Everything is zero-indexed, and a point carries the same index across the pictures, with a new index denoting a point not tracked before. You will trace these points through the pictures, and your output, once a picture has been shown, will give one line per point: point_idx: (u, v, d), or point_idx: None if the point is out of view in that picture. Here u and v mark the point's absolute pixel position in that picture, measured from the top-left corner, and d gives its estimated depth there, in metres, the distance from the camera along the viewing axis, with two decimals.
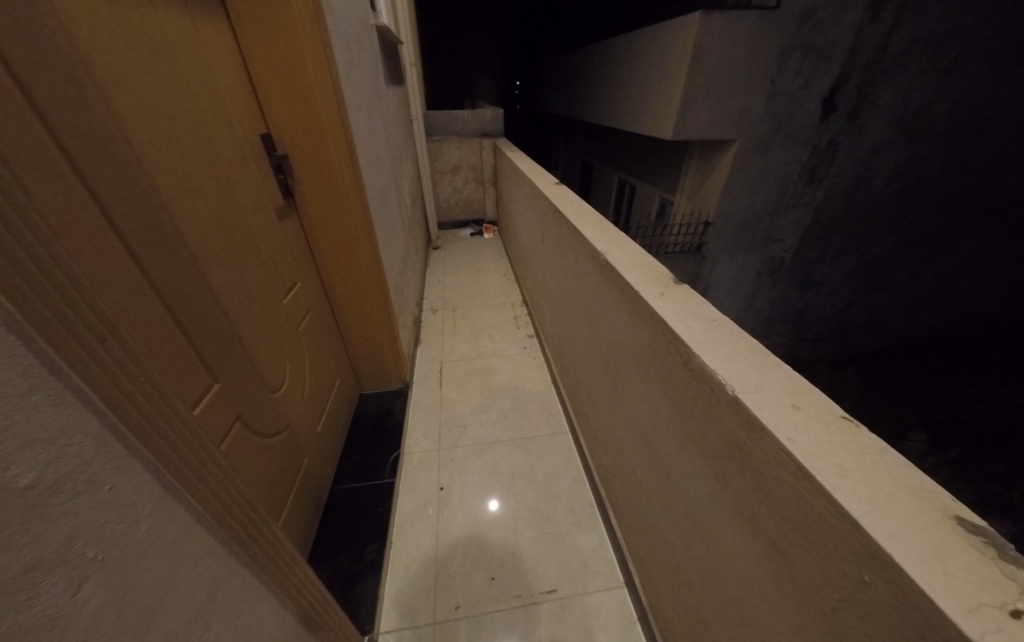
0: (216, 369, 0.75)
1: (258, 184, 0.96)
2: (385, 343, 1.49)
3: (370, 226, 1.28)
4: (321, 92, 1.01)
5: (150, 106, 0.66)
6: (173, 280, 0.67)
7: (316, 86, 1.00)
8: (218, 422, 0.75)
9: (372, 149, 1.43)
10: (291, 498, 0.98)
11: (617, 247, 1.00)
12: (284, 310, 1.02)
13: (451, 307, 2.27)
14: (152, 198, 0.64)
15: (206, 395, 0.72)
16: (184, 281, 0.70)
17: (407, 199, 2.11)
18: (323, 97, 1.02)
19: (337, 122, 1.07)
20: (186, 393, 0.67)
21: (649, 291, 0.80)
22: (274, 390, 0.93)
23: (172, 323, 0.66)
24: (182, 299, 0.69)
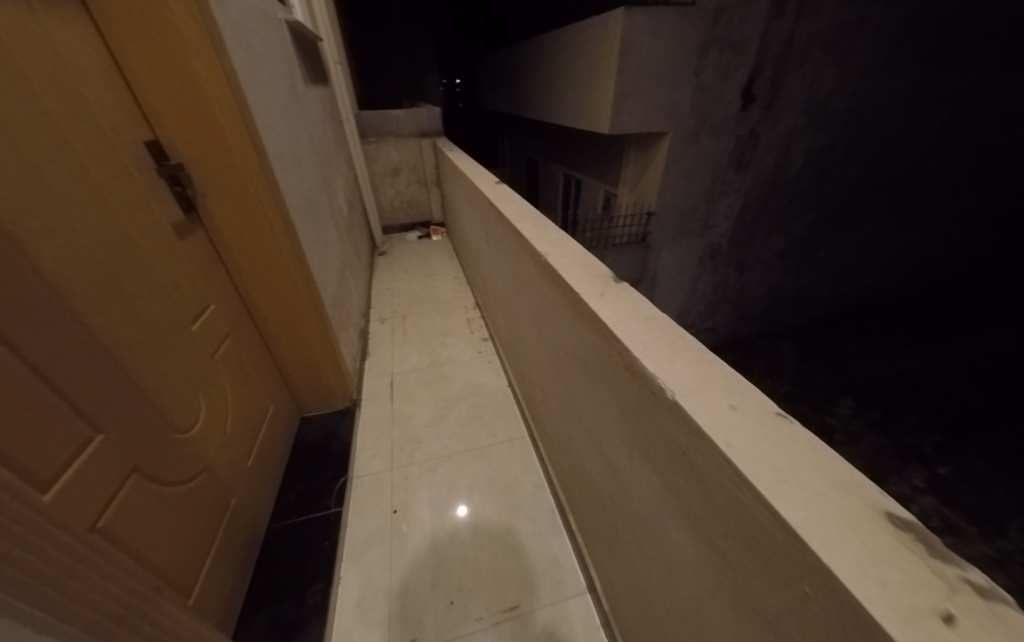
0: (100, 422, 0.63)
1: (147, 199, 0.82)
2: (325, 362, 1.37)
3: (296, 239, 1.16)
4: (217, 91, 0.89)
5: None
6: (25, 323, 0.54)
7: (211, 85, 0.88)
8: (106, 484, 0.62)
9: (292, 153, 1.30)
10: (212, 554, 0.85)
11: (558, 247, 0.98)
12: (194, 340, 0.89)
13: (400, 315, 2.15)
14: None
15: (83, 453, 0.59)
16: (44, 322, 0.57)
17: (342, 205, 1.97)
18: (220, 97, 0.89)
19: (240, 125, 0.94)
20: (55, 458, 0.55)
21: (589, 292, 0.78)
22: (183, 433, 0.80)
23: (31, 376, 0.54)
24: (39, 344, 0.56)
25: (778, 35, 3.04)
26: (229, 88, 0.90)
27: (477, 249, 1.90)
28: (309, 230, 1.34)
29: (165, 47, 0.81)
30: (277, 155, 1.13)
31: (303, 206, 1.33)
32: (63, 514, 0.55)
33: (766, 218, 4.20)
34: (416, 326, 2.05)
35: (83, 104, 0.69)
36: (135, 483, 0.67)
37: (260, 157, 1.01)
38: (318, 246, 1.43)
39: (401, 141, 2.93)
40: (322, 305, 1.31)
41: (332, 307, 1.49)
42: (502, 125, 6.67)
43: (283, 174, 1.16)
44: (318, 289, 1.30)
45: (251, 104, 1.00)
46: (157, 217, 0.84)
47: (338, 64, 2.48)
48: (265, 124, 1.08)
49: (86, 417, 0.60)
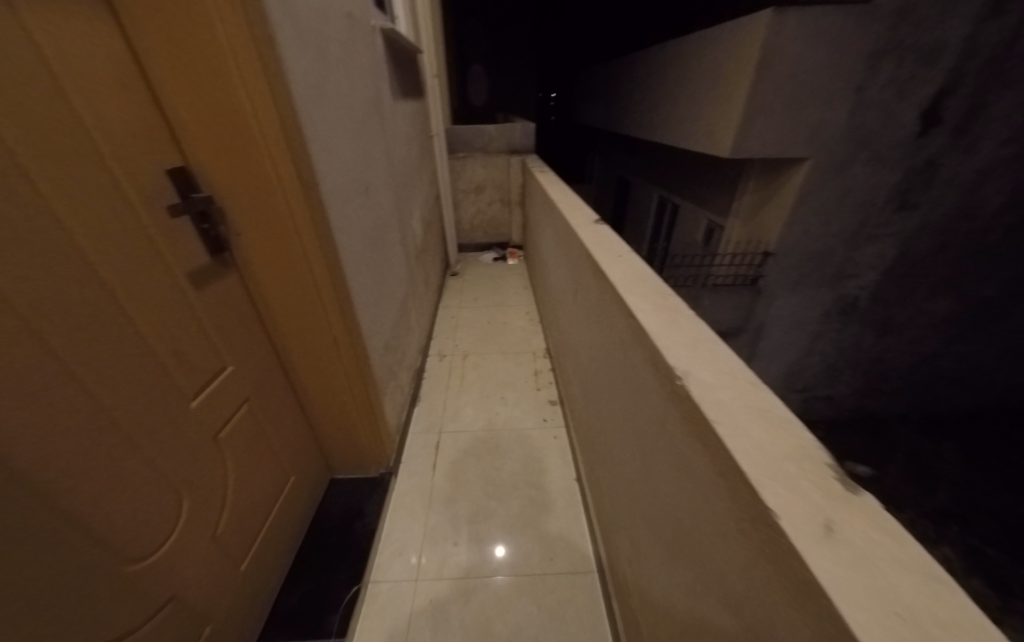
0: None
1: (154, 250, 0.65)
2: (361, 422, 1.15)
3: (344, 283, 0.96)
4: (256, 108, 0.69)
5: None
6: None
7: (250, 102, 0.68)
8: None
9: (361, 179, 1.10)
10: None
11: (707, 359, 0.58)
12: (185, 420, 0.71)
13: (462, 352, 1.89)
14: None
15: None
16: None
17: (417, 228, 1.79)
18: (261, 118, 0.70)
19: (286, 152, 0.74)
20: None
21: (807, 519, 0.36)
22: (138, 558, 0.61)
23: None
24: None
25: (990, 41, 2.22)
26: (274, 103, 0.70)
27: (558, 292, 1.57)
28: (367, 266, 1.14)
29: (198, 57, 0.64)
30: (334, 184, 0.93)
31: (366, 239, 1.13)
32: None
33: (933, 273, 3.19)
34: (474, 369, 1.77)
35: (74, 130, 0.53)
36: None
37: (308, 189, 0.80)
38: (377, 283, 1.22)
39: (488, 159, 2.73)
40: (366, 359, 1.09)
41: (386, 355, 1.27)
42: (596, 142, 6.31)
43: (340, 205, 0.96)
44: (365, 338, 1.09)
45: (305, 124, 0.79)
46: (167, 266, 0.67)
47: (436, 78, 2.35)
48: (323, 148, 0.87)
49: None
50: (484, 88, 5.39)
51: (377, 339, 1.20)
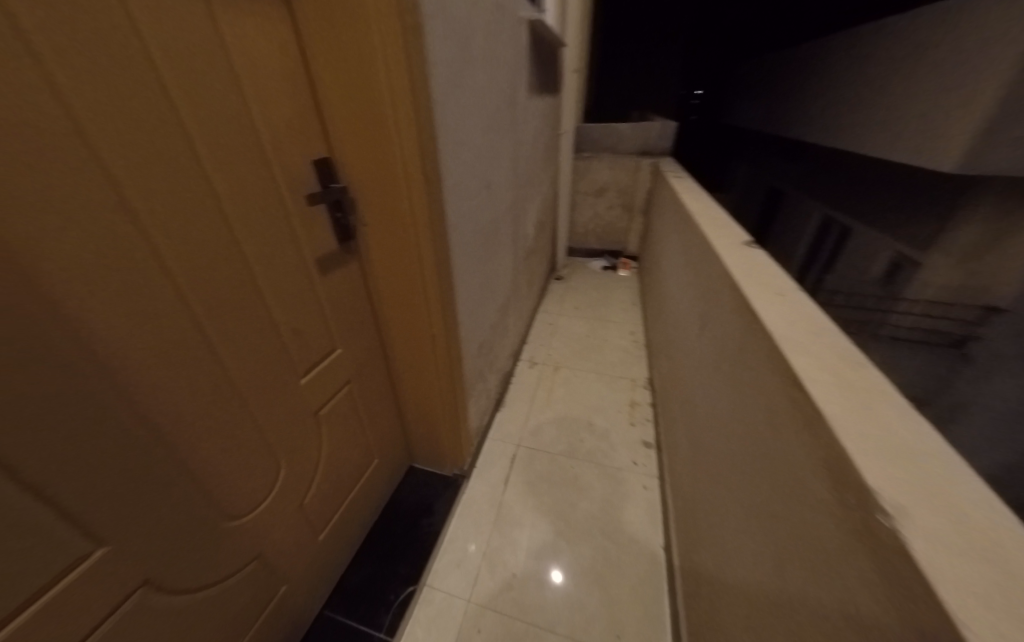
0: (117, 524, 0.49)
1: (292, 235, 0.69)
2: (443, 420, 1.14)
3: (449, 282, 0.93)
4: (394, 98, 0.67)
5: (49, 114, 0.38)
6: (24, 403, 0.39)
7: (389, 92, 0.67)
8: (101, 609, 0.49)
9: (483, 176, 1.07)
10: None
11: (944, 495, 0.37)
12: (294, 394, 0.75)
13: (553, 363, 1.76)
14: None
15: (71, 576, 0.45)
16: (59, 397, 0.42)
17: (531, 229, 1.73)
18: (398, 108, 0.68)
19: (416, 144, 0.71)
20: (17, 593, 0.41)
21: None
22: (238, 514, 0.66)
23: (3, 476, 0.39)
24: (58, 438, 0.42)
25: None
26: (412, 92, 0.67)
27: (677, 319, 1.33)
28: (474, 266, 1.10)
29: (350, 46, 0.64)
30: (456, 181, 0.89)
31: (478, 239, 1.09)
32: None
33: None
34: (564, 385, 1.63)
35: (240, 116, 0.56)
36: (141, 595, 0.53)
37: (431, 183, 0.77)
38: (482, 283, 1.19)
39: (616, 159, 2.53)
40: (459, 360, 1.07)
41: (479, 358, 1.24)
42: (744, 147, 5.47)
43: (459, 202, 0.92)
44: (460, 339, 1.06)
45: (438, 117, 0.76)
46: (299, 250, 0.71)
47: (575, 74, 2.25)
48: (451, 143, 0.84)
49: (87, 519, 0.46)
50: (622, 85, 5.10)
51: (472, 341, 1.17)
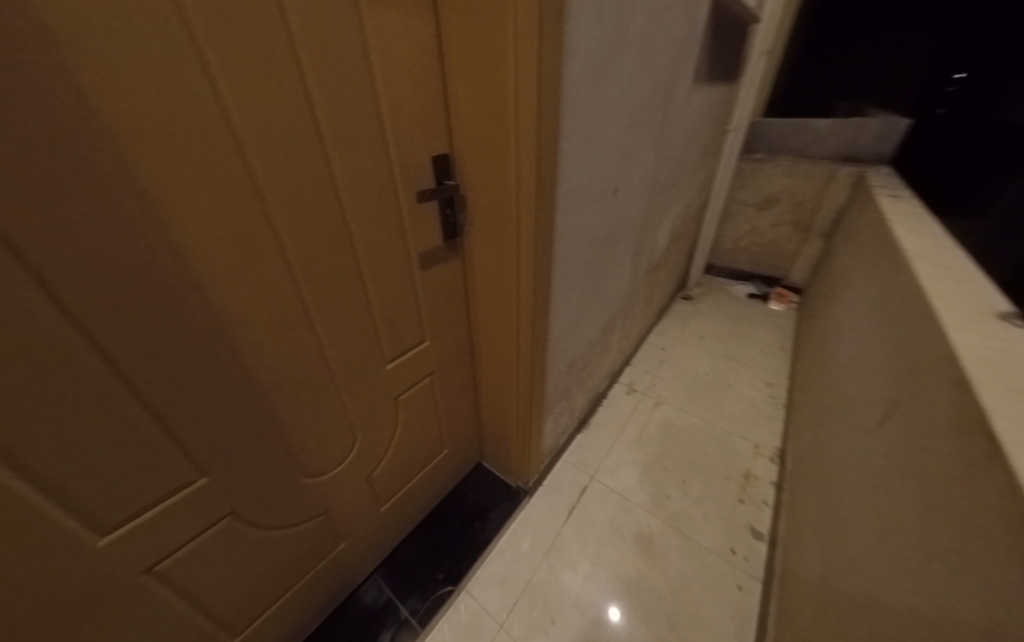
0: (214, 461, 0.57)
1: (397, 226, 0.69)
2: (516, 432, 1.08)
3: (545, 294, 0.84)
4: (516, 88, 0.59)
5: (197, 106, 0.42)
6: (154, 351, 0.47)
7: (512, 81, 0.59)
8: (195, 525, 0.58)
9: (612, 179, 0.92)
10: (295, 589, 0.80)
11: None
12: (378, 376, 0.78)
13: (652, 399, 1.51)
14: (149, 243, 0.43)
15: (177, 492, 0.55)
16: (180, 351, 0.49)
17: (665, 239, 1.49)
18: (519, 100, 0.60)
19: (532, 141, 0.62)
20: (137, 498, 0.50)
21: None
22: (312, 473, 0.73)
23: (131, 407, 0.47)
24: (179, 383, 0.50)
25: None
26: (537, 81, 0.57)
27: (845, 393, 0.96)
28: (582, 278, 0.98)
29: (481, 29, 0.58)
30: (576, 185, 0.78)
31: (593, 248, 0.96)
32: (128, 548, 0.52)
33: None
34: (663, 426, 1.39)
35: (364, 107, 0.57)
36: (226, 520, 0.62)
37: (542, 186, 0.67)
38: (587, 298, 1.06)
39: (800, 163, 2.01)
40: (543, 375, 0.99)
41: (567, 377, 1.13)
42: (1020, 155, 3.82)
43: (576, 208, 0.81)
44: (547, 356, 0.97)
45: (565, 110, 0.65)
46: (404, 243, 0.72)
47: (767, 54, 1.82)
48: (577, 141, 0.73)
49: (190, 453, 0.54)
50: None
51: (563, 359, 1.06)
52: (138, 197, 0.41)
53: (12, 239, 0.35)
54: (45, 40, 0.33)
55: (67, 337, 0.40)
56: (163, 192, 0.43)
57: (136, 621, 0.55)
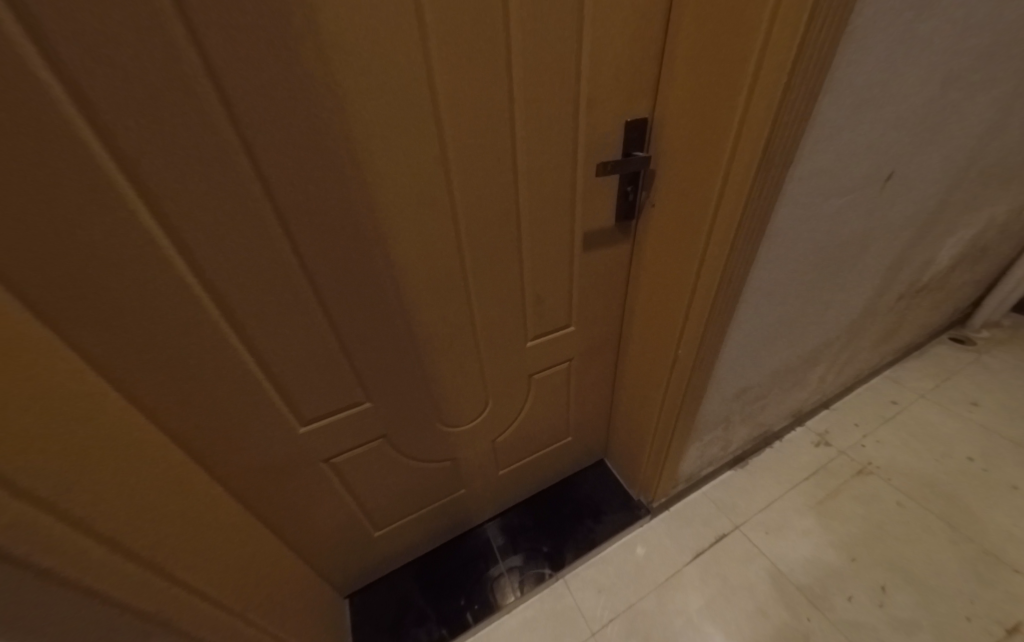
0: (375, 393, 0.66)
1: (567, 202, 0.62)
2: (648, 448, 0.95)
3: (729, 307, 0.65)
4: (772, 22, 0.41)
5: (408, 72, 0.42)
6: (350, 299, 0.54)
7: (770, 13, 0.41)
8: (356, 437, 0.70)
9: (887, 162, 0.62)
10: (420, 512, 0.92)
11: None
12: (519, 354, 0.77)
13: (869, 461, 1.10)
14: (354, 208, 0.48)
15: (346, 409, 0.66)
16: (368, 303, 0.56)
17: (956, 247, 0.97)
18: (770, 38, 0.42)
19: (770, 105, 0.44)
20: (321, 404, 0.63)
21: None
22: (447, 425, 0.79)
23: (330, 340, 0.57)
24: (357, 327, 0.57)
25: None
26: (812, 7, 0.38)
27: None
28: (791, 292, 0.73)
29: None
30: (820, 170, 0.55)
31: (824, 253, 0.69)
32: (311, 440, 0.65)
33: None
34: (865, 506, 1.00)
35: (565, 64, 0.49)
36: (377, 441, 0.73)
37: (765, 168, 0.49)
38: (787, 320, 0.80)
39: None
40: (701, 396, 0.81)
41: (730, 409, 0.91)
42: None
43: (808, 202, 0.58)
44: (708, 380, 0.79)
45: (840, 54, 0.44)
46: (571, 223, 0.65)
47: None
48: (844, 104, 0.49)
49: (363, 384, 0.64)
50: None
51: (729, 386, 0.85)
52: (354, 166, 0.45)
53: (273, 196, 0.43)
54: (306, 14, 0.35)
55: (298, 278, 0.49)
56: (371, 160, 0.45)
57: (311, 490, 0.71)
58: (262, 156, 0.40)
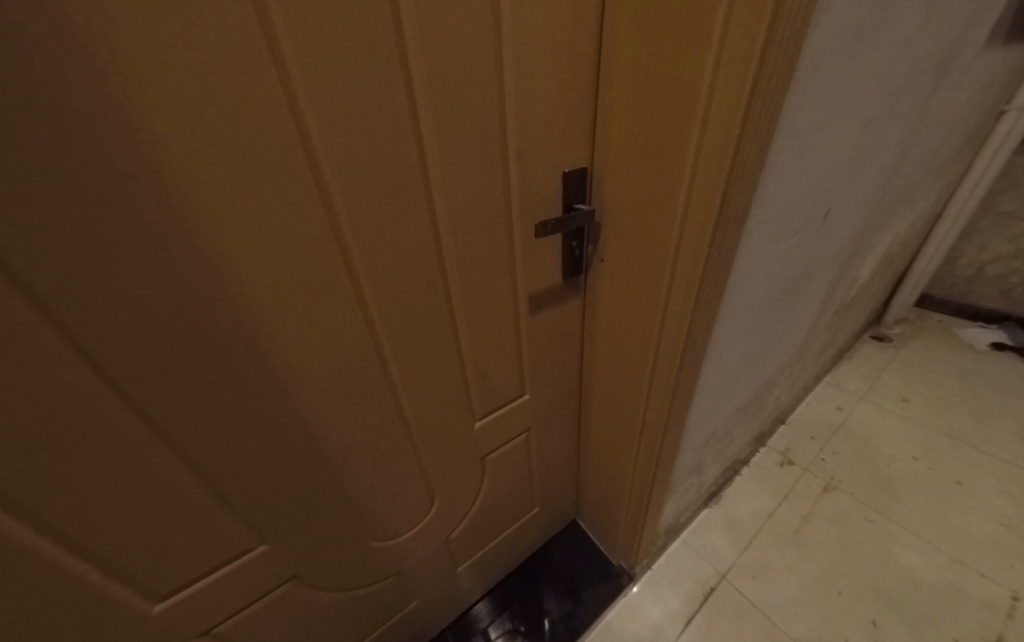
0: (273, 532, 0.49)
1: (505, 265, 0.53)
2: (624, 510, 0.86)
3: (696, 365, 0.59)
4: (716, 66, 0.35)
5: (267, 128, 0.30)
6: (220, 428, 0.39)
7: (712, 56, 0.35)
8: (253, 592, 0.52)
9: (825, 201, 0.60)
10: None
11: None
12: (469, 438, 0.65)
13: (831, 477, 1.10)
14: (208, 317, 0.34)
15: (228, 564, 0.47)
16: (249, 426, 0.41)
17: (873, 264, 1.04)
18: (716, 84, 0.36)
19: (722, 157, 0.38)
20: (183, 573, 0.44)
21: None
22: (387, 539, 0.63)
23: (196, 486, 0.40)
24: (231, 462, 0.41)
25: None
26: (761, 53, 0.32)
27: None
28: (750, 334, 0.69)
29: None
30: (770, 218, 0.51)
31: (776, 293, 0.67)
32: (176, 618, 0.46)
33: None
34: (838, 528, 0.99)
35: (484, 110, 0.40)
36: (285, 587, 0.55)
37: (722, 223, 0.43)
38: (748, 359, 0.76)
39: None
40: (675, 453, 0.74)
41: (701, 455, 0.86)
42: None
43: (760, 250, 0.54)
44: (680, 436, 0.72)
45: (787, 105, 0.40)
46: (512, 286, 0.55)
47: None
48: (791, 154, 0.45)
49: (254, 527, 0.47)
50: None
51: (699, 435, 0.79)
52: (197, 256, 0.31)
53: (57, 319, 0.28)
54: (67, 49, 0.22)
55: (122, 417, 0.33)
56: (225, 246, 0.32)
57: None
58: (19, 260, 0.25)
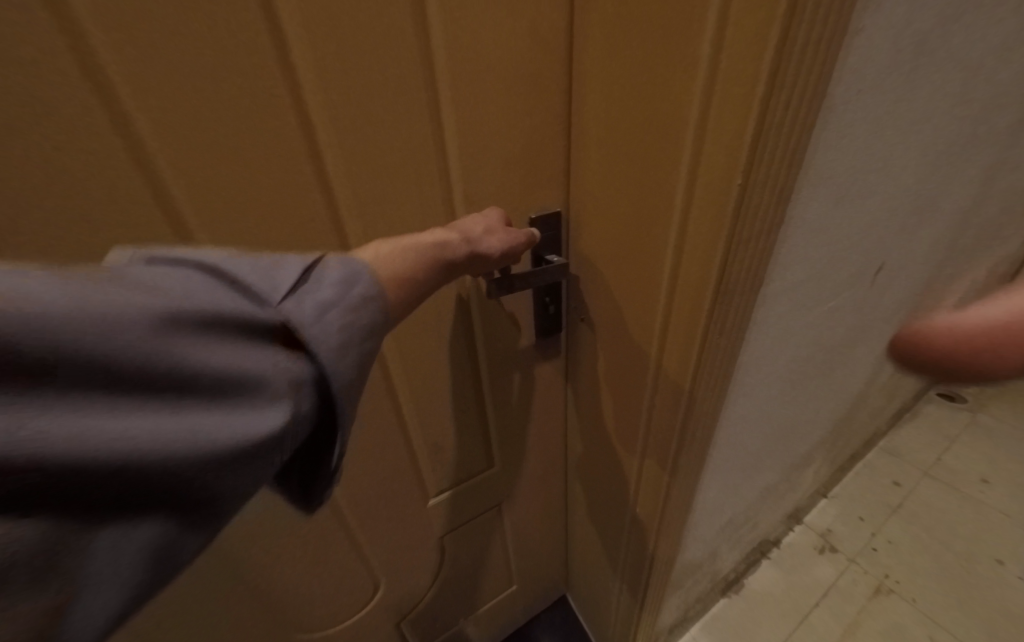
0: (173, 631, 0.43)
1: (459, 329, 0.45)
2: (617, 601, 0.73)
3: (698, 464, 0.47)
4: (703, 119, 0.27)
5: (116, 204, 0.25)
6: None
7: (698, 106, 0.27)
8: None
9: (877, 260, 0.47)
10: None
11: None
12: (422, 516, 0.56)
13: (887, 576, 0.90)
14: None
15: None
16: None
17: (940, 319, 0.86)
18: (702, 142, 0.28)
19: (715, 233, 0.29)
20: None
21: None
22: (321, 626, 0.56)
23: None
24: None
25: None
26: (764, 110, 0.23)
27: None
28: (776, 414, 0.56)
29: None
30: (798, 292, 0.39)
31: (812, 366, 0.54)
32: None
33: None
34: None
35: (421, 164, 0.34)
36: None
37: (720, 312, 0.33)
38: (776, 439, 0.62)
39: None
40: (676, 550, 0.61)
41: (712, 547, 0.71)
42: None
43: (784, 330, 0.42)
44: (681, 536, 0.59)
45: (823, 160, 0.29)
46: (470, 352, 0.48)
47: None
48: (830, 212, 0.34)
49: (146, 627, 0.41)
50: None
51: (710, 526, 0.66)
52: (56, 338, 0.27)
53: None
54: None
55: None
56: None
57: None
58: None
